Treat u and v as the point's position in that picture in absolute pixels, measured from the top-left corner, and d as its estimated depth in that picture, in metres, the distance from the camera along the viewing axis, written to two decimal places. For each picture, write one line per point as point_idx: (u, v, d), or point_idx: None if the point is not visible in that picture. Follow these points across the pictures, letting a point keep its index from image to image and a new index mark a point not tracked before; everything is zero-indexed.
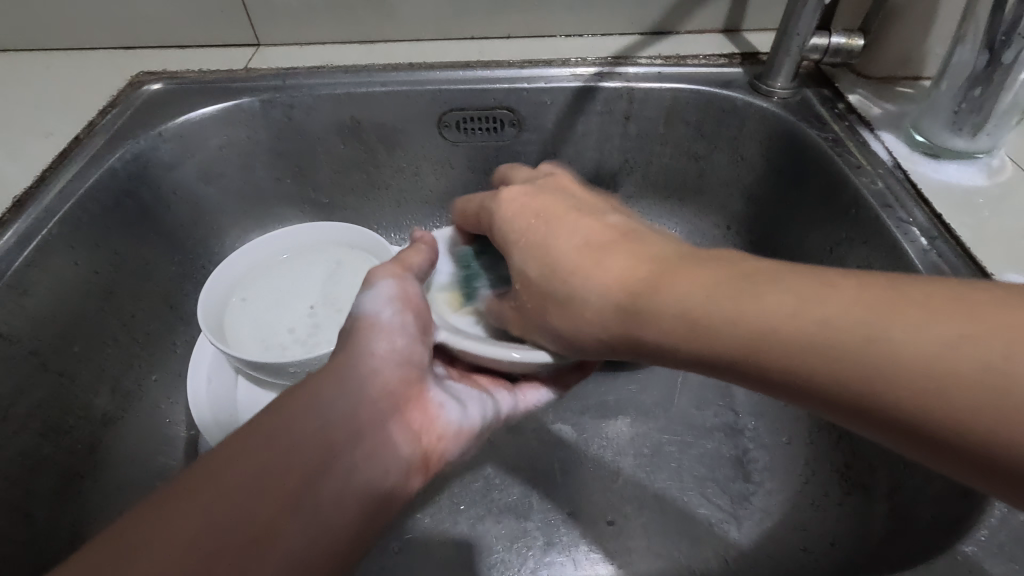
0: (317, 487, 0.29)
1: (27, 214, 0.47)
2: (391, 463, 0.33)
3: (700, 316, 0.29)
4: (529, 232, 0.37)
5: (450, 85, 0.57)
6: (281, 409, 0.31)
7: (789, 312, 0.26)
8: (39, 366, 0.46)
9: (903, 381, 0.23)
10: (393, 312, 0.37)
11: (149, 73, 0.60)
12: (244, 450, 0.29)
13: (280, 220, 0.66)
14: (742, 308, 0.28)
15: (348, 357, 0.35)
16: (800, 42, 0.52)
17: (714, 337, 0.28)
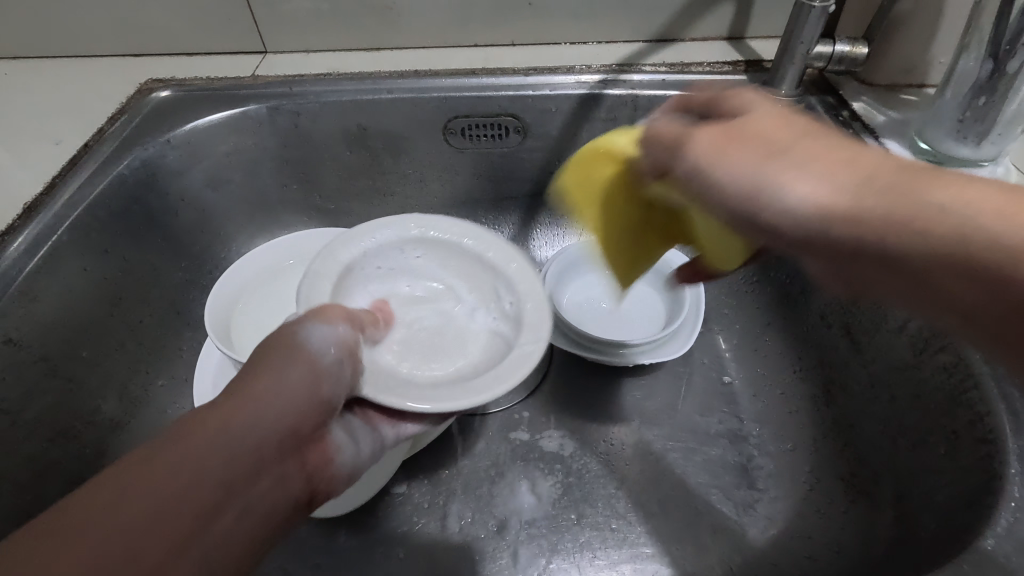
0: (214, 520, 0.28)
1: (37, 221, 0.47)
2: (286, 494, 0.33)
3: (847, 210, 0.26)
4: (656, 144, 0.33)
5: (455, 93, 0.58)
6: (201, 418, 0.31)
7: (972, 205, 0.24)
8: (48, 371, 0.46)
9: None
10: (335, 351, 0.36)
11: (157, 80, 0.60)
12: (146, 473, 0.27)
13: (285, 226, 0.66)
14: (909, 210, 0.24)
15: (262, 386, 0.33)
16: (804, 50, 0.52)
17: (892, 242, 0.25)
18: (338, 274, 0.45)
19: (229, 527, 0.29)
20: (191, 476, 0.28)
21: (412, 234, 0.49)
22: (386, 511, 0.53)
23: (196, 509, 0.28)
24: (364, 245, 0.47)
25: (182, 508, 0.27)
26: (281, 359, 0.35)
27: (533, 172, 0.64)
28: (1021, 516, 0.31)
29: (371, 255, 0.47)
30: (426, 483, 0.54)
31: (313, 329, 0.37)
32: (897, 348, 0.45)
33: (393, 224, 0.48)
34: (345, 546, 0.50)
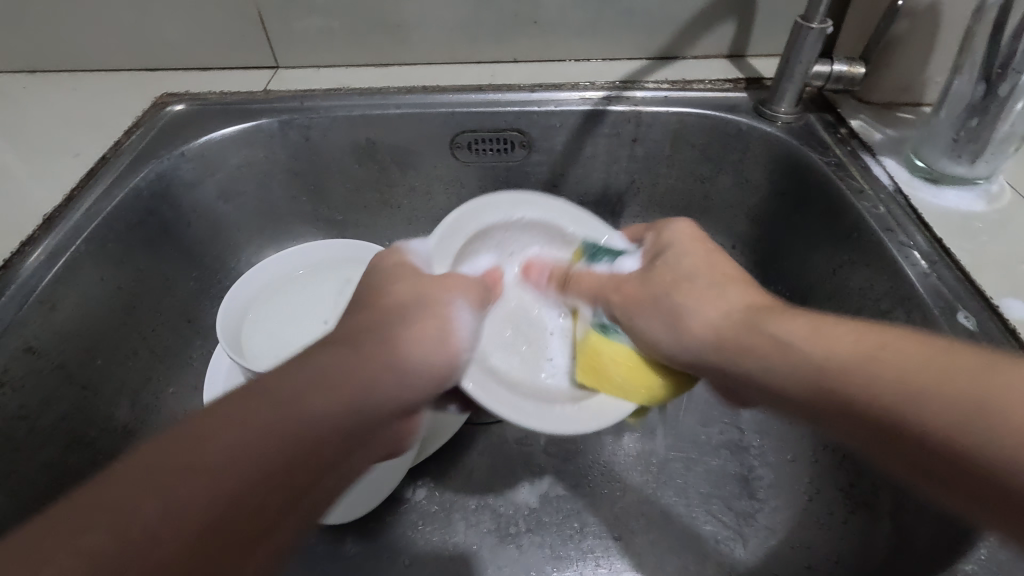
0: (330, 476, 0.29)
1: (55, 232, 0.48)
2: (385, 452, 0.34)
3: (727, 332, 0.35)
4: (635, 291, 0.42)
5: (462, 108, 0.59)
6: (338, 377, 0.30)
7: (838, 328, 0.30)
8: (65, 378, 0.47)
9: (948, 405, 0.25)
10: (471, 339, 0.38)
11: (171, 94, 0.62)
12: (270, 417, 0.28)
13: (294, 236, 0.68)
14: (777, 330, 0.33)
15: (388, 353, 0.33)
16: (803, 70, 0.54)
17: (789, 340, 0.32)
18: (469, 236, 0.46)
19: (332, 486, 0.30)
20: (322, 435, 0.29)
21: (546, 210, 0.49)
22: (392, 519, 0.53)
23: (307, 474, 0.28)
24: (503, 215, 0.48)
25: (297, 466, 0.27)
26: (414, 327, 0.35)
27: (538, 185, 0.65)
28: None
29: (510, 232, 0.49)
30: (431, 491, 0.55)
31: (461, 312, 0.37)
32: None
33: (534, 205, 0.49)
34: (351, 553, 0.51)
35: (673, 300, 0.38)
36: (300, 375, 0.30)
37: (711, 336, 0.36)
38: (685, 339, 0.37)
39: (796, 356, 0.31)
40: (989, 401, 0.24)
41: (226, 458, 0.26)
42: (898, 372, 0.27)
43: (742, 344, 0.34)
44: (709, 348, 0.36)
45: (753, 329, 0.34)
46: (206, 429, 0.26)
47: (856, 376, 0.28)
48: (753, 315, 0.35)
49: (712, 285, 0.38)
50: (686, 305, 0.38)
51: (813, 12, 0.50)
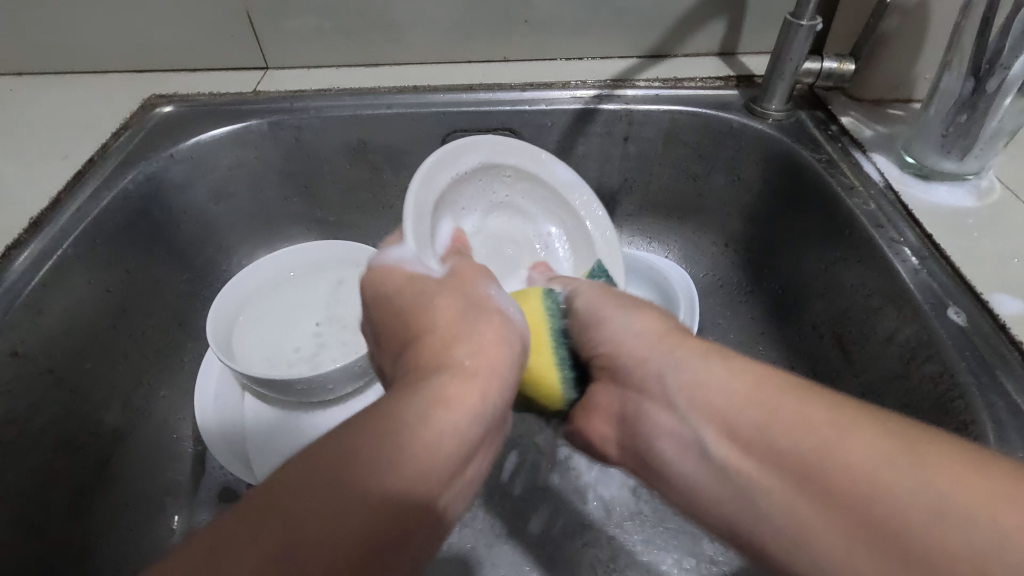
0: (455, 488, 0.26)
1: (42, 235, 0.48)
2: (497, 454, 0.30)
3: (660, 343, 0.35)
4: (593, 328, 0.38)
5: (453, 108, 0.59)
6: (422, 397, 0.26)
7: (791, 401, 0.28)
8: (54, 382, 0.47)
9: (876, 456, 0.24)
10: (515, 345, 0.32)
11: (160, 96, 0.61)
12: (381, 437, 0.24)
13: (286, 238, 0.67)
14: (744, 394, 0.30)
15: (477, 359, 0.29)
16: (793, 67, 0.54)
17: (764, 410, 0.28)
18: (433, 207, 0.42)
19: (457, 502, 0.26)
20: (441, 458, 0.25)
21: (491, 151, 0.47)
22: None
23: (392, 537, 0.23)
24: (454, 171, 0.44)
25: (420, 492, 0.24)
26: (477, 335, 0.30)
27: None
28: None
29: (461, 183, 0.45)
30: None
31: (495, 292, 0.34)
32: (887, 357, 0.45)
33: (477, 148, 0.46)
34: None
35: (629, 305, 0.37)
36: (368, 430, 0.24)
37: (652, 346, 0.35)
38: (626, 340, 0.36)
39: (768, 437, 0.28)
40: (929, 474, 0.23)
41: (359, 491, 0.22)
42: (834, 418, 0.26)
43: (686, 350, 0.33)
44: (645, 354, 0.35)
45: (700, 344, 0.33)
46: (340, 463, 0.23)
47: (791, 406, 0.28)
48: (695, 336, 0.35)
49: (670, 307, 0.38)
50: (643, 316, 0.37)
51: (802, 9, 0.50)
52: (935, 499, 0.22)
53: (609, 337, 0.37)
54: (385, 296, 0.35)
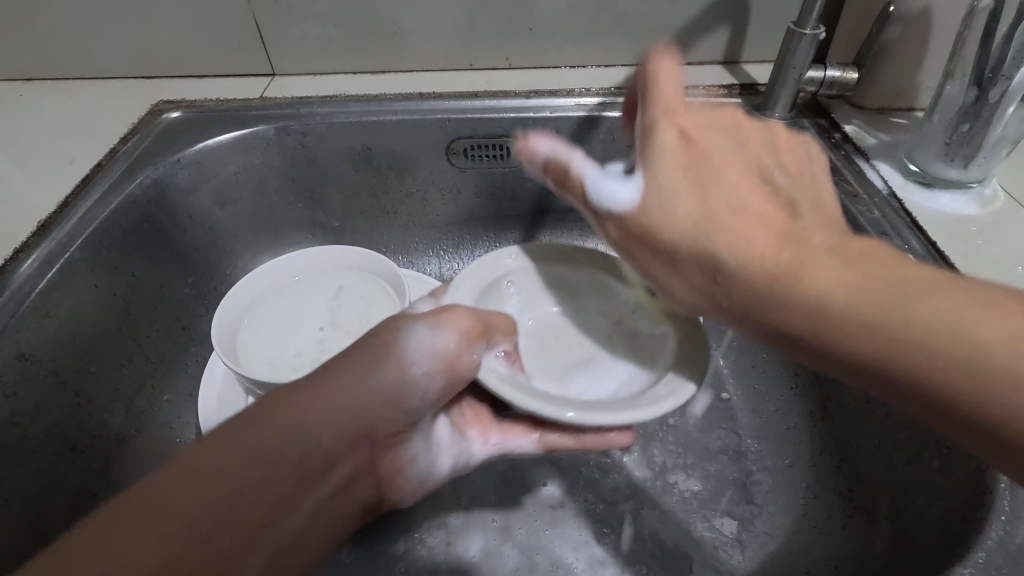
0: (289, 511, 0.34)
1: (50, 238, 0.48)
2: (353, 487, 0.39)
3: (758, 242, 0.31)
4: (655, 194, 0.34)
5: (458, 114, 0.59)
6: (314, 405, 0.35)
7: (870, 290, 0.28)
8: (58, 385, 0.47)
9: (987, 349, 0.25)
10: (421, 367, 0.38)
11: (168, 102, 0.62)
12: (264, 437, 0.33)
13: (290, 243, 0.68)
14: (830, 282, 0.29)
15: (355, 368, 0.37)
16: (797, 75, 0.54)
17: (850, 305, 0.28)
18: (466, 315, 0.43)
19: (296, 519, 0.35)
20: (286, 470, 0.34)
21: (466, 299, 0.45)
22: (389, 527, 0.53)
23: (272, 495, 0.33)
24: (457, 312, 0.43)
25: (259, 499, 0.32)
26: (372, 361, 0.37)
27: (534, 192, 0.65)
28: (1013, 529, 0.32)
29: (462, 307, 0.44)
30: (428, 498, 0.55)
31: (417, 332, 0.38)
32: None
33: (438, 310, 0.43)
34: (346, 562, 0.51)
35: (672, 240, 0.33)
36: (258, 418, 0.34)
37: (730, 283, 0.32)
38: (719, 255, 0.32)
39: (852, 319, 0.28)
40: (987, 340, 0.25)
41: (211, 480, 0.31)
42: (890, 340, 0.27)
43: (767, 304, 0.30)
44: (713, 249, 0.32)
45: (789, 283, 0.30)
46: (210, 448, 0.32)
47: (857, 336, 0.28)
48: (769, 223, 0.32)
49: (730, 217, 0.32)
50: (719, 247, 0.32)
51: (806, 18, 0.50)
52: (978, 391, 0.25)
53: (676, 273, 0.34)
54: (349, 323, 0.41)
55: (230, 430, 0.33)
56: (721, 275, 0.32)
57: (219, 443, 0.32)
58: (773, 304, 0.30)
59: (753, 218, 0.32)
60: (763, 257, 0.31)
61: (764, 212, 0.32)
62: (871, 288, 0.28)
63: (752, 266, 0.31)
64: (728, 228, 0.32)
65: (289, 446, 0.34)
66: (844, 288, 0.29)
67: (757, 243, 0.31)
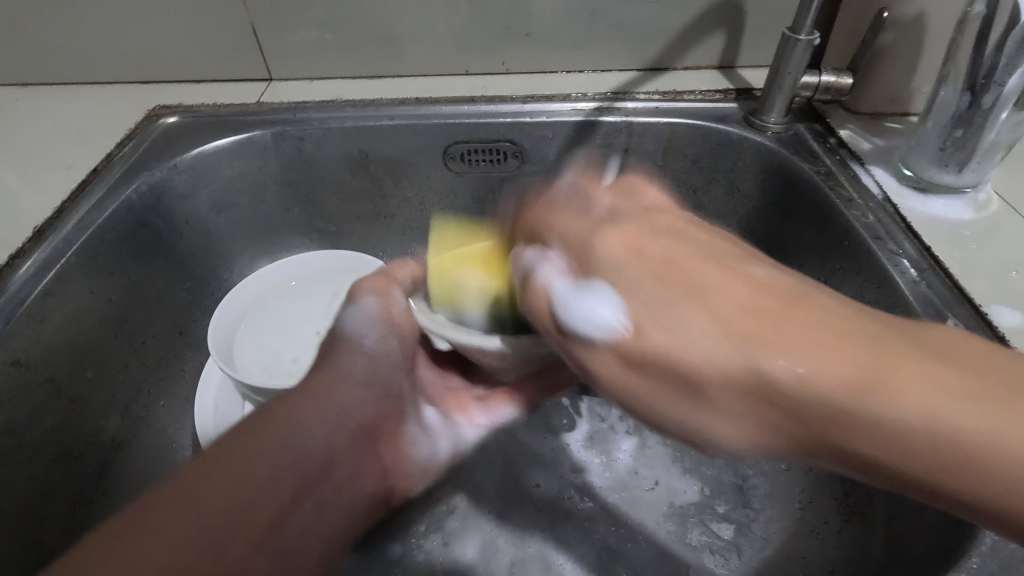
0: (293, 514, 0.35)
1: (45, 244, 0.48)
2: (359, 486, 0.40)
3: (824, 367, 0.25)
4: (663, 303, 0.29)
5: (454, 119, 0.60)
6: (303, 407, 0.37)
7: (957, 412, 0.24)
8: (54, 391, 0.47)
9: None
10: (376, 338, 0.41)
11: (165, 107, 0.62)
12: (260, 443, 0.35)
13: (287, 248, 0.67)
14: (917, 406, 0.24)
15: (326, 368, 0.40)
16: (792, 80, 0.54)
17: (931, 423, 0.24)
18: None
19: (301, 520, 0.35)
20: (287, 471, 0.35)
21: None
22: (386, 532, 0.53)
23: (277, 497, 0.34)
24: None
25: (260, 504, 0.33)
26: (337, 355, 0.40)
27: None
28: (1005, 535, 0.32)
29: None
30: (425, 503, 0.54)
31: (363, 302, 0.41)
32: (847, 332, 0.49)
33: None
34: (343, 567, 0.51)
35: (707, 366, 0.27)
36: (251, 428, 0.36)
37: (787, 411, 0.26)
38: (781, 383, 0.26)
39: (954, 457, 0.24)
40: None
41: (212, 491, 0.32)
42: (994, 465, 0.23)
43: (838, 435, 0.25)
44: (765, 380, 0.26)
45: (864, 399, 0.25)
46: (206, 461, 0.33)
47: (950, 464, 0.24)
48: (817, 325, 0.26)
49: (765, 326, 0.26)
50: (768, 360, 0.26)
51: (800, 24, 0.50)
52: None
53: (710, 401, 0.28)
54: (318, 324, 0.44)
55: (227, 441, 0.35)
56: (779, 411, 0.26)
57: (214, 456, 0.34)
58: (846, 438, 0.25)
59: (793, 324, 0.26)
60: (831, 386, 0.25)
61: (788, 307, 0.27)
62: (960, 398, 0.24)
63: (817, 395, 0.25)
64: (775, 345, 0.26)
65: (288, 450, 0.35)
66: (931, 414, 0.24)
67: (812, 363, 0.25)
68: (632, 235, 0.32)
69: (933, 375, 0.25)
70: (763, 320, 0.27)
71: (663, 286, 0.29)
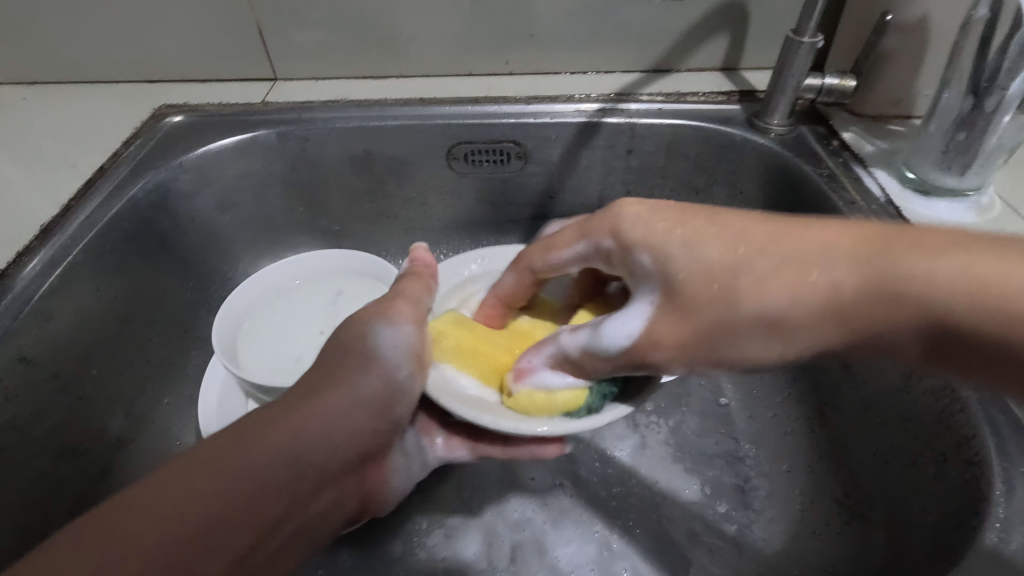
0: (274, 532, 0.34)
1: (51, 243, 0.48)
2: (331, 509, 0.40)
3: (841, 259, 0.28)
4: (683, 227, 0.32)
5: (458, 119, 0.60)
6: (302, 426, 0.37)
7: (976, 273, 0.25)
8: (59, 388, 0.47)
9: None
10: (409, 372, 0.40)
11: (170, 106, 0.62)
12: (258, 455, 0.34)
13: (291, 247, 0.68)
14: (922, 274, 0.26)
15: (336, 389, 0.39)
16: (795, 83, 0.54)
17: (943, 296, 0.25)
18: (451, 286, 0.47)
19: (279, 539, 0.35)
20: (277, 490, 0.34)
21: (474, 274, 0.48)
22: (387, 530, 0.53)
23: (263, 510, 0.34)
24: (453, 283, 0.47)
25: (246, 519, 0.33)
26: (356, 373, 0.40)
27: (534, 197, 0.65)
28: (1008, 536, 0.31)
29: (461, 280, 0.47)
30: (427, 502, 0.55)
31: (384, 332, 0.40)
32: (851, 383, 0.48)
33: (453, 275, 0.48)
34: (345, 565, 0.51)
35: (748, 279, 0.29)
36: (251, 435, 0.35)
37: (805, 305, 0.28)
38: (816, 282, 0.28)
39: (977, 310, 0.24)
40: None
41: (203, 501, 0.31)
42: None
43: (872, 314, 0.27)
44: (782, 277, 0.28)
45: (883, 269, 0.27)
46: (202, 465, 0.32)
47: (983, 323, 0.24)
48: (820, 228, 0.29)
49: (784, 241, 0.29)
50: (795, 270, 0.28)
51: (804, 26, 0.50)
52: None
53: (753, 313, 0.29)
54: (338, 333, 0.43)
55: (231, 442, 0.34)
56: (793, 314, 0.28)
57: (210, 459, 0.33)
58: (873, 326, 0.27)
59: (804, 229, 0.30)
60: (849, 273, 0.27)
61: (796, 226, 0.30)
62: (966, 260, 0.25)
63: (829, 282, 0.28)
64: (782, 244, 0.29)
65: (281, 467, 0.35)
66: (936, 275, 0.25)
67: (827, 252, 0.28)
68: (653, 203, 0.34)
69: (942, 246, 0.26)
70: (771, 230, 0.30)
71: (686, 229, 0.32)
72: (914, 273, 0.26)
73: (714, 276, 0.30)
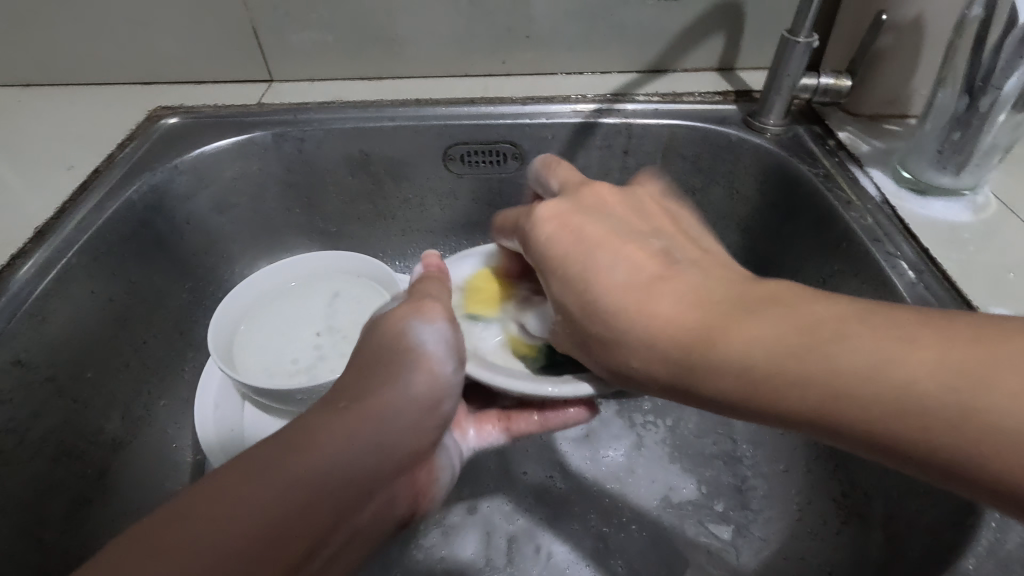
0: (329, 544, 0.30)
1: (47, 245, 0.48)
2: (386, 519, 0.35)
3: (671, 329, 0.30)
4: (568, 268, 0.35)
5: (454, 120, 0.60)
6: (347, 424, 0.32)
7: (776, 357, 0.27)
8: (55, 391, 0.47)
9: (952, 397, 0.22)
10: (456, 368, 0.37)
11: (166, 108, 0.62)
12: (303, 457, 0.30)
13: (288, 248, 0.68)
14: (742, 346, 0.28)
15: (378, 386, 0.35)
16: (791, 83, 0.54)
17: (764, 371, 0.27)
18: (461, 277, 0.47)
19: (334, 552, 0.30)
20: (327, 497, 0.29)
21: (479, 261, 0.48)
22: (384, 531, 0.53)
23: (319, 519, 0.29)
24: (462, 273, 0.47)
25: (297, 530, 0.28)
26: (404, 368, 0.36)
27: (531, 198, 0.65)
28: (1002, 536, 0.32)
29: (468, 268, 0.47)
30: None
31: (421, 329, 0.37)
32: None
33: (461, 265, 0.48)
34: None
35: (608, 337, 0.32)
36: (288, 441, 0.30)
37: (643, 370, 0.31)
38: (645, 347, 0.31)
39: (779, 390, 0.26)
40: (915, 383, 0.23)
41: (244, 514, 0.26)
42: (817, 383, 0.25)
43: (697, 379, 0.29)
44: (628, 337, 0.31)
45: (706, 347, 0.29)
46: (237, 477, 0.28)
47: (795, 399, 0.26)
48: (668, 286, 0.32)
49: (637, 305, 0.31)
50: (636, 333, 0.31)
51: (799, 26, 0.51)
52: (990, 433, 0.21)
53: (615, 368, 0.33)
54: (372, 334, 0.38)
55: (270, 450, 0.29)
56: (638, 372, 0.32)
57: (246, 470, 0.28)
58: (697, 392, 0.29)
59: (652, 287, 0.32)
60: (675, 341, 0.30)
61: (655, 279, 0.32)
62: (820, 330, 0.26)
63: (652, 353, 0.31)
64: (631, 307, 0.32)
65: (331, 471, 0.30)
66: (748, 355, 0.27)
67: (663, 316, 0.31)
68: (557, 223, 0.36)
69: (773, 318, 0.28)
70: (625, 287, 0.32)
71: (568, 273, 0.34)
72: (728, 347, 0.28)
73: (603, 317, 0.32)
